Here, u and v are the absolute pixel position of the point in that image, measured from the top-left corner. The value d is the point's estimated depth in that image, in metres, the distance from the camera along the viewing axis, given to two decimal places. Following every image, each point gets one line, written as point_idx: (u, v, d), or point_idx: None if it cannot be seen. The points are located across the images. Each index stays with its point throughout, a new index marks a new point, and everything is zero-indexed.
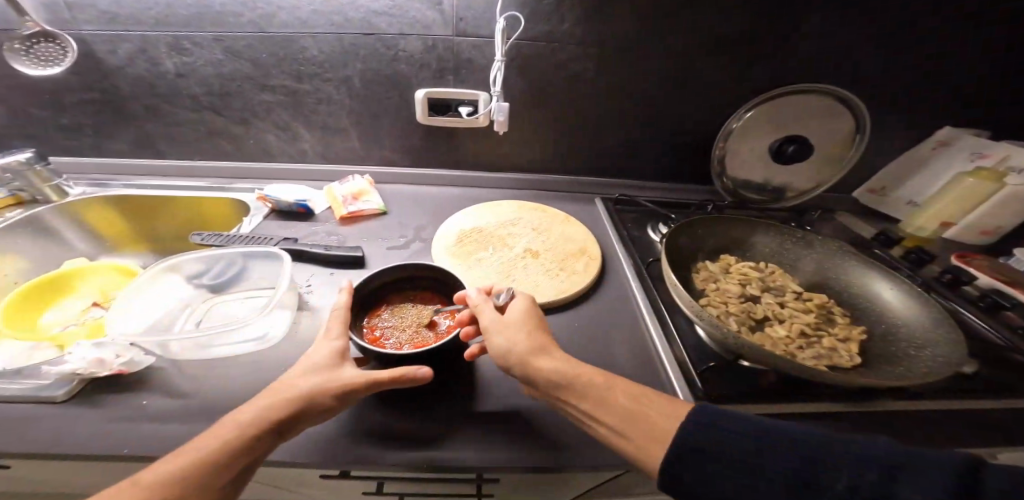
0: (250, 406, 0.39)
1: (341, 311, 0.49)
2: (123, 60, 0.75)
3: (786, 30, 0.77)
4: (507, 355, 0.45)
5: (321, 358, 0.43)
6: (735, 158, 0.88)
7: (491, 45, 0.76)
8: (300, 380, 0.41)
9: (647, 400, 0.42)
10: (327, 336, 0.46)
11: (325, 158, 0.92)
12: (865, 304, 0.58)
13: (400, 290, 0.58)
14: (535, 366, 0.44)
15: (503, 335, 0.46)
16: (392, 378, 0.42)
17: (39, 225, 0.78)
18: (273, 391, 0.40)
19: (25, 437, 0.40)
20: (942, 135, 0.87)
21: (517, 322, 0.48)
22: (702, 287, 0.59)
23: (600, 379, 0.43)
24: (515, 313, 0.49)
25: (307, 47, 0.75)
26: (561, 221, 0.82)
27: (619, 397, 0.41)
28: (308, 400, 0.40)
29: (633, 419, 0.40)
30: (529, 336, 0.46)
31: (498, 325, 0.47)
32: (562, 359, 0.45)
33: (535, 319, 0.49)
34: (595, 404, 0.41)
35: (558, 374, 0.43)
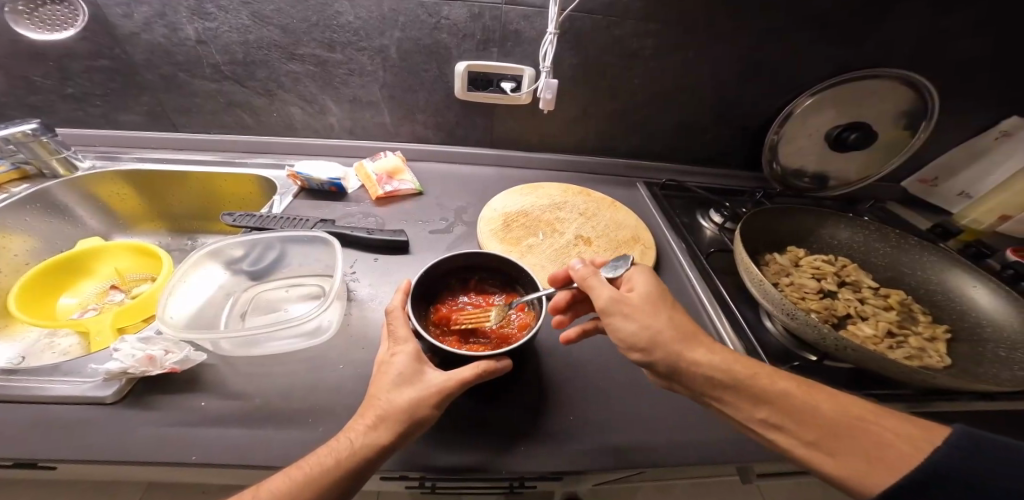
0: (355, 426, 0.39)
1: (403, 315, 0.46)
2: (138, 26, 0.68)
3: (858, 11, 0.72)
4: (648, 343, 0.42)
5: (405, 367, 0.42)
6: (788, 144, 0.87)
7: (543, 15, 0.70)
8: (396, 394, 0.40)
9: (864, 418, 0.37)
10: (402, 342, 0.44)
11: (353, 134, 0.86)
12: (945, 301, 0.62)
13: (457, 286, 0.55)
14: (689, 358, 0.41)
15: (636, 319, 0.43)
16: (478, 374, 0.41)
17: (48, 202, 0.72)
18: (372, 408, 0.40)
19: (88, 443, 0.42)
20: (1007, 125, 0.86)
21: (650, 301, 0.44)
22: (777, 280, 0.62)
23: (791, 384, 0.39)
24: (647, 293, 0.45)
25: (342, 13, 0.68)
26: (608, 206, 0.79)
27: (822, 405, 0.37)
28: (409, 415, 0.39)
29: (839, 433, 0.36)
30: (672, 322, 0.43)
31: (628, 307, 0.43)
32: (722, 352, 0.42)
33: (668, 300, 0.45)
34: (779, 409, 0.38)
35: (717, 369, 0.40)
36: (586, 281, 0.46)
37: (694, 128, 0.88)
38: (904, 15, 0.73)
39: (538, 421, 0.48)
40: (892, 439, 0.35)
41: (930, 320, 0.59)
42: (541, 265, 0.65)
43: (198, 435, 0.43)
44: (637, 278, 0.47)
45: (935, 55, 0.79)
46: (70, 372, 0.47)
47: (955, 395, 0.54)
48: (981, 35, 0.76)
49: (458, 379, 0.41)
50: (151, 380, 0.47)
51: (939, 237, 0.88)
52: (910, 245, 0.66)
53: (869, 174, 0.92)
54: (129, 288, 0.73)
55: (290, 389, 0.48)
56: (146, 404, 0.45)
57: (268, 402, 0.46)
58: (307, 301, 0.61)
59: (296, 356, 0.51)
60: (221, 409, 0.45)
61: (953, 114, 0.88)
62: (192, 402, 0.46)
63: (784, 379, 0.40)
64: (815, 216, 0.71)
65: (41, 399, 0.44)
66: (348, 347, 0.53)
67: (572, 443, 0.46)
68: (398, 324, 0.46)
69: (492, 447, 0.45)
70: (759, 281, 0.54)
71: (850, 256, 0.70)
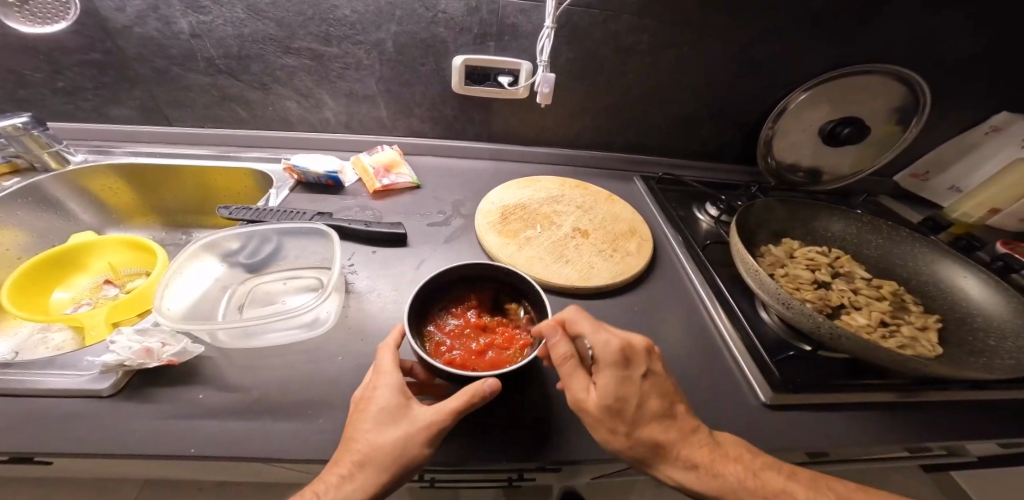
0: (334, 475, 0.38)
1: (392, 345, 0.45)
2: (131, 19, 0.68)
3: (853, 7, 0.73)
4: (612, 459, 0.42)
5: (389, 402, 0.41)
6: (782, 139, 0.88)
7: (539, 10, 0.70)
8: (376, 434, 0.39)
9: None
10: (385, 374, 0.43)
11: (349, 128, 0.86)
12: (937, 291, 0.63)
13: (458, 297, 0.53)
14: (656, 473, 0.42)
15: (594, 435, 0.41)
16: (466, 403, 0.39)
17: (40, 196, 0.71)
18: (350, 452, 0.39)
19: (84, 437, 0.41)
20: (997, 120, 0.88)
21: (609, 418, 0.41)
22: (772, 271, 0.63)
23: (780, 475, 0.42)
24: (605, 407, 0.41)
25: (339, 6, 0.68)
26: (605, 199, 0.79)
27: None
28: (391, 456, 0.38)
29: None
30: (631, 441, 0.41)
31: (585, 424, 0.41)
32: (695, 465, 0.41)
33: (631, 413, 0.41)
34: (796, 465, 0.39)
35: (686, 486, 0.41)
36: (553, 380, 0.42)
37: (690, 123, 0.89)
38: (898, 11, 0.74)
39: (537, 411, 0.48)
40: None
41: (921, 310, 0.60)
42: (539, 257, 0.65)
43: (196, 427, 0.43)
44: (602, 383, 0.42)
45: (928, 51, 0.79)
46: (65, 365, 0.46)
47: (947, 384, 0.55)
48: (973, 32, 0.77)
49: (444, 412, 0.39)
50: (148, 372, 0.47)
51: (930, 230, 0.90)
52: (901, 237, 0.67)
53: (862, 167, 0.93)
54: (123, 283, 0.72)
55: (289, 382, 0.48)
56: (143, 397, 0.45)
57: (266, 394, 0.46)
58: (305, 293, 0.61)
59: (294, 348, 0.51)
60: (219, 402, 0.45)
61: (945, 109, 0.89)
62: (189, 395, 0.46)
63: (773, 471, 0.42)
64: (809, 209, 0.72)
65: (36, 392, 0.44)
66: (346, 340, 0.53)
67: (570, 432, 0.47)
68: (384, 355, 0.44)
69: (491, 438, 0.46)
70: (755, 271, 0.54)
71: (843, 248, 0.70)
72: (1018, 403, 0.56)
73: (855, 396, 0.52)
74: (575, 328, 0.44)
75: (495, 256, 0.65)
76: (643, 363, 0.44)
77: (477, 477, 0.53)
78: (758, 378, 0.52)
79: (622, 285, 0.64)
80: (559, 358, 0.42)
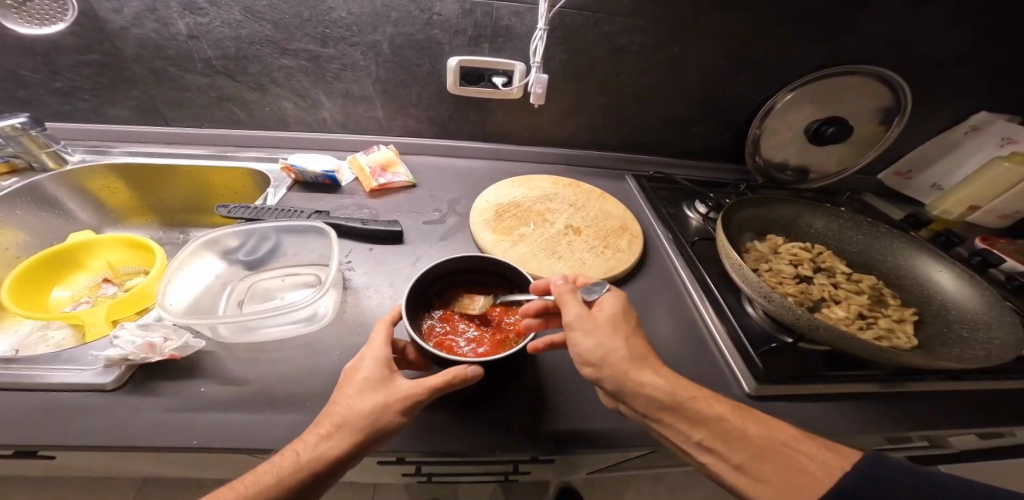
0: (311, 437, 0.39)
1: (387, 322, 0.46)
2: (129, 20, 0.68)
3: (836, 10, 0.75)
4: (599, 359, 0.42)
5: (373, 372, 0.42)
6: (769, 138, 0.90)
7: (533, 12, 0.72)
8: (356, 401, 0.40)
9: (789, 443, 0.38)
10: (373, 347, 0.44)
11: (346, 128, 0.87)
12: (914, 285, 0.65)
13: (460, 286, 0.55)
14: (634, 378, 0.41)
15: (593, 336, 0.43)
16: (447, 381, 0.40)
17: (38, 195, 0.72)
18: (331, 416, 0.40)
19: (89, 429, 0.42)
20: (975, 120, 0.91)
21: (612, 325, 0.44)
22: (757, 266, 0.65)
23: (721, 407, 0.41)
24: (610, 316, 0.45)
25: (335, 8, 0.69)
26: (597, 197, 0.81)
27: (751, 427, 0.39)
28: (370, 421, 0.39)
29: (765, 454, 0.38)
30: (626, 343, 0.43)
31: (589, 324, 0.44)
32: (667, 375, 0.42)
33: (633, 328, 0.45)
34: (714, 433, 0.39)
35: (660, 391, 0.40)
36: (562, 294, 0.46)
37: (681, 122, 0.91)
38: (879, 14, 0.76)
39: (531, 403, 0.50)
40: (806, 460, 0.37)
41: (898, 303, 0.62)
42: (532, 253, 0.67)
43: (199, 420, 0.44)
44: (608, 304, 0.46)
45: (909, 52, 0.82)
46: (69, 360, 0.47)
47: (923, 375, 0.57)
48: (951, 34, 0.80)
49: (426, 387, 0.40)
50: (151, 367, 0.48)
51: (911, 227, 0.93)
52: (880, 233, 0.70)
53: (848, 165, 0.95)
54: (122, 281, 0.73)
55: (290, 375, 0.49)
56: (147, 390, 0.46)
57: (266, 387, 0.48)
58: (303, 289, 0.62)
59: (293, 342, 0.52)
60: (221, 394, 0.46)
61: (927, 109, 0.91)
62: (192, 388, 0.47)
63: (719, 403, 0.41)
64: (793, 206, 0.74)
65: (41, 386, 0.45)
66: (344, 334, 0.54)
67: (563, 422, 0.49)
68: (377, 332, 0.45)
69: (486, 428, 0.47)
70: (739, 266, 0.56)
71: (827, 243, 0.73)
72: (992, 392, 0.58)
73: (835, 387, 0.54)
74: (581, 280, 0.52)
75: (489, 252, 0.66)
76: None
77: (472, 469, 0.54)
78: (744, 370, 0.54)
79: (613, 280, 0.66)
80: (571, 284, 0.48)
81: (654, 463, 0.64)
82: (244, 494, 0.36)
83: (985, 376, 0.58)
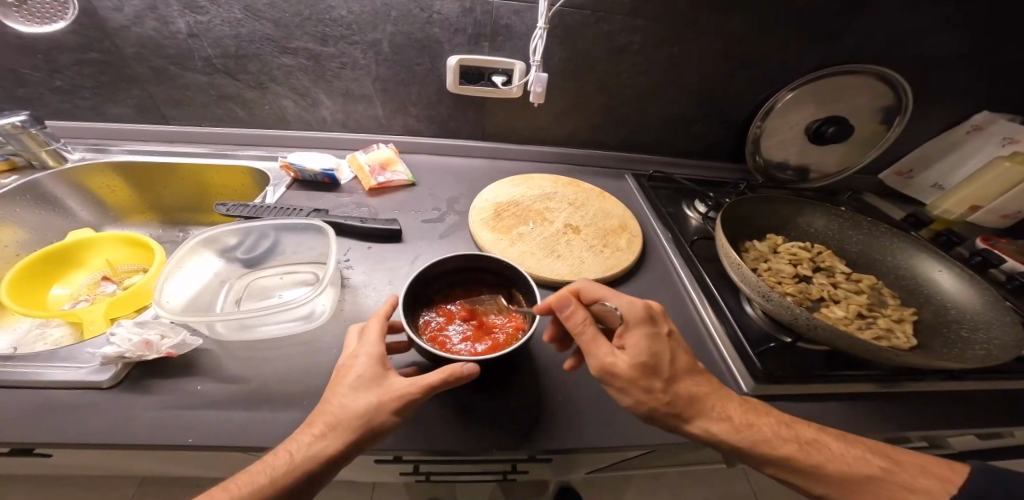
0: (304, 436, 0.39)
1: (381, 318, 0.46)
2: (129, 19, 0.68)
3: (836, 9, 0.75)
4: (647, 415, 0.43)
5: (366, 370, 0.42)
6: (770, 137, 0.90)
7: (533, 10, 0.72)
8: (349, 400, 0.40)
9: (879, 475, 0.41)
10: (367, 344, 0.44)
11: (345, 127, 0.87)
12: (915, 285, 0.65)
13: (457, 285, 0.55)
14: (689, 428, 0.43)
15: (631, 394, 0.43)
16: (443, 379, 0.40)
17: (37, 193, 0.72)
18: (323, 415, 0.40)
19: (85, 427, 0.42)
20: (977, 120, 0.90)
21: (646, 375, 0.43)
22: (756, 266, 0.65)
23: (790, 446, 0.42)
24: (639, 364, 0.43)
25: (335, 7, 0.69)
26: (597, 196, 0.81)
27: (834, 466, 0.41)
28: (363, 420, 0.39)
29: (855, 487, 0.41)
30: (668, 393, 0.43)
31: (621, 382, 0.43)
32: (720, 416, 0.43)
33: (667, 369, 0.43)
34: (789, 470, 0.42)
35: (720, 437, 0.43)
36: (588, 346, 0.44)
37: (680, 121, 0.91)
38: (880, 14, 0.76)
39: (529, 401, 0.50)
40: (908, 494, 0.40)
41: (898, 303, 0.62)
42: (531, 252, 0.67)
43: (196, 418, 0.44)
44: (635, 344, 0.44)
45: (910, 52, 0.82)
46: (66, 358, 0.47)
47: (922, 375, 0.56)
48: (952, 33, 0.79)
49: (420, 384, 0.40)
50: (148, 365, 0.48)
51: (912, 227, 0.92)
52: (880, 233, 0.70)
53: (848, 165, 0.95)
54: (121, 279, 0.73)
55: (286, 373, 0.49)
56: (143, 389, 0.46)
57: (264, 385, 0.47)
58: (301, 287, 0.62)
59: (290, 340, 0.52)
60: (218, 393, 0.46)
61: (929, 108, 0.91)
62: (188, 386, 0.47)
63: (786, 442, 0.43)
64: (792, 205, 0.74)
65: (37, 383, 0.45)
66: (341, 333, 0.54)
67: (560, 421, 0.48)
68: (373, 328, 0.45)
69: (482, 427, 0.47)
70: (738, 265, 0.56)
71: (827, 243, 0.72)
72: (993, 393, 0.58)
73: (833, 387, 0.54)
74: (592, 297, 0.47)
75: (488, 251, 0.66)
76: (665, 322, 0.46)
77: (470, 468, 0.54)
78: (742, 369, 0.54)
79: (612, 279, 0.65)
80: (589, 325, 0.44)
81: (652, 463, 0.64)
82: (238, 494, 0.36)
83: (986, 375, 0.58)
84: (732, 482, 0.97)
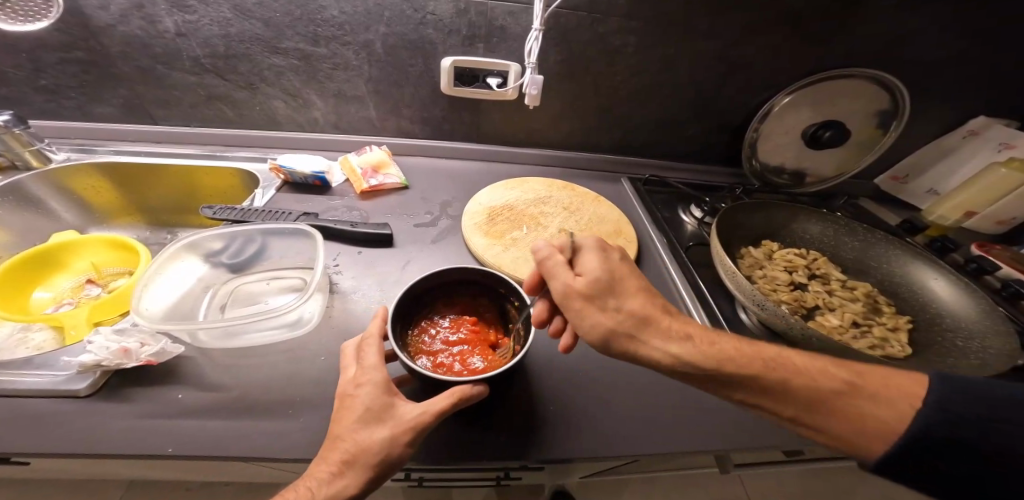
0: (319, 474, 0.37)
1: (376, 340, 0.43)
2: (115, 17, 0.67)
3: (832, 13, 0.74)
4: (604, 337, 0.41)
5: (374, 402, 0.39)
6: (766, 141, 0.89)
7: (528, 11, 0.71)
8: (361, 435, 0.38)
9: (842, 391, 0.37)
10: (368, 370, 0.41)
11: (338, 128, 0.86)
12: (911, 293, 0.64)
13: (449, 303, 0.53)
14: (646, 355, 0.41)
15: (586, 312, 0.42)
16: (453, 403, 0.39)
17: (21, 194, 0.70)
18: (337, 451, 0.38)
19: (59, 436, 0.41)
20: (974, 124, 0.90)
21: (598, 290, 0.42)
22: (750, 272, 0.64)
23: (754, 363, 0.40)
24: (593, 283, 0.42)
25: (326, 7, 0.68)
26: (592, 200, 0.80)
27: (793, 380, 0.38)
28: (380, 456, 0.37)
29: (818, 405, 0.38)
30: (625, 315, 0.42)
31: (578, 303, 0.42)
32: (679, 338, 0.41)
33: (620, 286, 0.43)
34: (757, 392, 0.39)
35: (683, 359, 0.40)
36: (546, 264, 0.45)
37: (675, 124, 0.90)
38: (876, 18, 0.76)
39: (520, 411, 0.49)
40: (871, 407, 0.36)
41: (893, 311, 0.62)
42: (524, 258, 0.65)
43: (175, 427, 0.43)
44: (588, 262, 0.44)
45: (906, 57, 0.81)
46: (43, 365, 0.46)
47: None
48: (948, 37, 0.79)
49: (432, 411, 0.39)
50: (127, 372, 0.47)
51: (907, 232, 0.92)
52: (876, 240, 0.69)
53: (845, 170, 0.95)
54: (106, 282, 0.72)
55: (270, 381, 0.48)
56: (120, 397, 0.45)
57: (248, 394, 0.46)
58: (287, 294, 0.61)
59: (276, 347, 0.51)
60: (200, 401, 0.45)
61: (925, 112, 0.91)
62: (169, 394, 0.46)
63: (751, 360, 0.40)
64: (787, 210, 0.73)
65: (11, 392, 0.43)
66: (328, 339, 0.53)
67: (551, 431, 0.48)
68: (367, 352, 0.43)
69: (471, 437, 0.46)
70: (732, 273, 0.55)
71: (820, 249, 0.72)
72: None
73: None
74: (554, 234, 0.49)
75: (480, 256, 0.65)
76: (618, 251, 0.47)
77: (460, 475, 0.53)
78: None
79: None
80: (553, 250, 0.45)
81: (645, 469, 0.64)
82: None
83: None
84: (727, 487, 0.97)
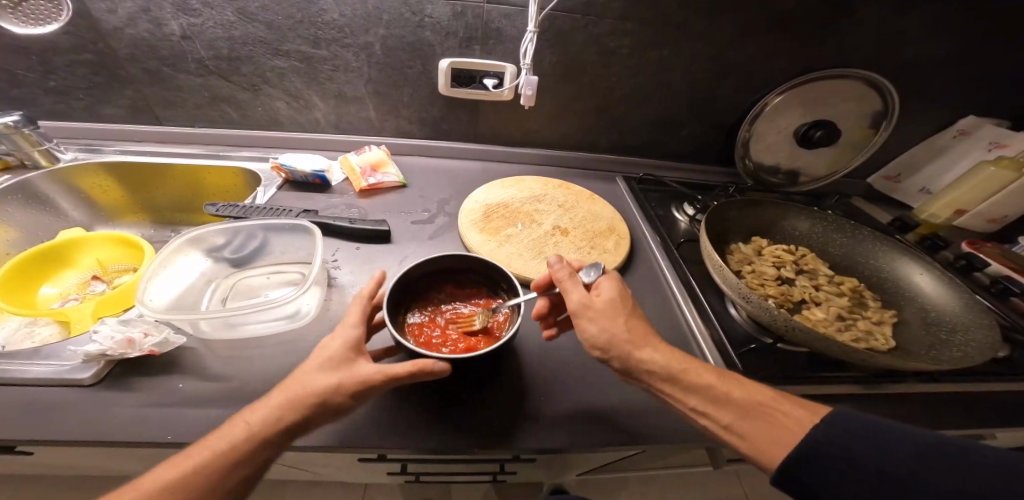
0: (261, 407, 0.38)
1: (359, 301, 0.45)
2: (123, 21, 0.69)
3: (822, 15, 0.76)
4: (606, 343, 0.42)
5: (336, 351, 0.41)
6: (758, 141, 0.91)
7: (524, 14, 0.72)
8: (312, 376, 0.39)
9: (767, 404, 0.39)
10: (343, 326, 0.43)
11: (338, 128, 0.87)
12: (899, 288, 0.65)
13: (445, 286, 0.55)
14: (638, 357, 0.41)
15: (599, 322, 0.43)
16: (411, 372, 0.40)
17: (31, 192, 0.72)
18: (288, 386, 0.39)
19: (66, 423, 0.43)
20: (964, 124, 0.92)
21: (613, 308, 0.44)
22: (738, 267, 0.65)
23: (710, 374, 0.41)
24: (614, 303, 0.44)
25: (327, 10, 0.70)
26: (586, 198, 0.82)
27: (736, 392, 0.39)
28: (321, 398, 0.38)
29: (750, 412, 0.38)
30: (628, 329, 0.43)
31: (592, 313, 0.43)
32: (665, 350, 0.42)
33: (631, 307, 0.45)
34: (706, 398, 0.39)
35: (659, 365, 0.41)
36: (562, 283, 0.46)
37: (669, 123, 0.91)
38: (867, 20, 0.77)
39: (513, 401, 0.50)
40: (784, 419, 0.38)
41: (879, 305, 0.63)
42: (519, 254, 0.67)
43: (174, 415, 0.44)
44: (605, 286, 0.46)
45: (897, 57, 0.83)
46: (49, 355, 0.47)
47: (903, 376, 0.57)
48: (939, 37, 0.80)
49: (389, 373, 0.40)
50: (131, 362, 0.48)
51: (899, 230, 0.93)
52: (863, 236, 0.70)
53: (837, 168, 0.96)
54: (111, 279, 0.73)
55: (268, 373, 0.49)
56: (123, 387, 0.46)
57: (247, 384, 0.48)
58: (284, 287, 0.63)
59: (274, 339, 0.53)
60: (201, 390, 0.47)
61: (918, 111, 0.92)
62: (170, 384, 0.47)
63: (707, 372, 0.41)
64: (777, 208, 0.74)
65: (18, 381, 0.45)
66: (325, 332, 0.54)
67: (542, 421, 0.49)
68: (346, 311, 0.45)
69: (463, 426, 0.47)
70: (720, 267, 0.57)
71: (810, 246, 0.73)
72: (976, 394, 0.58)
73: (814, 388, 0.54)
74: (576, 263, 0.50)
75: (476, 252, 0.67)
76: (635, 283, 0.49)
77: (445, 467, 0.53)
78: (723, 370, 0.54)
79: None
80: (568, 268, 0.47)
81: (634, 466, 0.64)
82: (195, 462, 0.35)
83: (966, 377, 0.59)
84: (722, 487, 0.97)
